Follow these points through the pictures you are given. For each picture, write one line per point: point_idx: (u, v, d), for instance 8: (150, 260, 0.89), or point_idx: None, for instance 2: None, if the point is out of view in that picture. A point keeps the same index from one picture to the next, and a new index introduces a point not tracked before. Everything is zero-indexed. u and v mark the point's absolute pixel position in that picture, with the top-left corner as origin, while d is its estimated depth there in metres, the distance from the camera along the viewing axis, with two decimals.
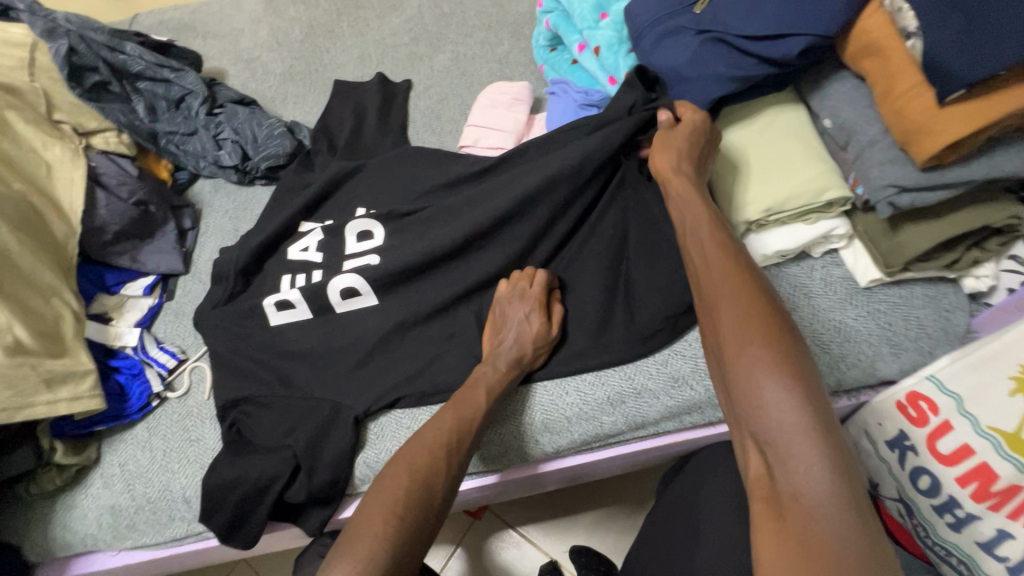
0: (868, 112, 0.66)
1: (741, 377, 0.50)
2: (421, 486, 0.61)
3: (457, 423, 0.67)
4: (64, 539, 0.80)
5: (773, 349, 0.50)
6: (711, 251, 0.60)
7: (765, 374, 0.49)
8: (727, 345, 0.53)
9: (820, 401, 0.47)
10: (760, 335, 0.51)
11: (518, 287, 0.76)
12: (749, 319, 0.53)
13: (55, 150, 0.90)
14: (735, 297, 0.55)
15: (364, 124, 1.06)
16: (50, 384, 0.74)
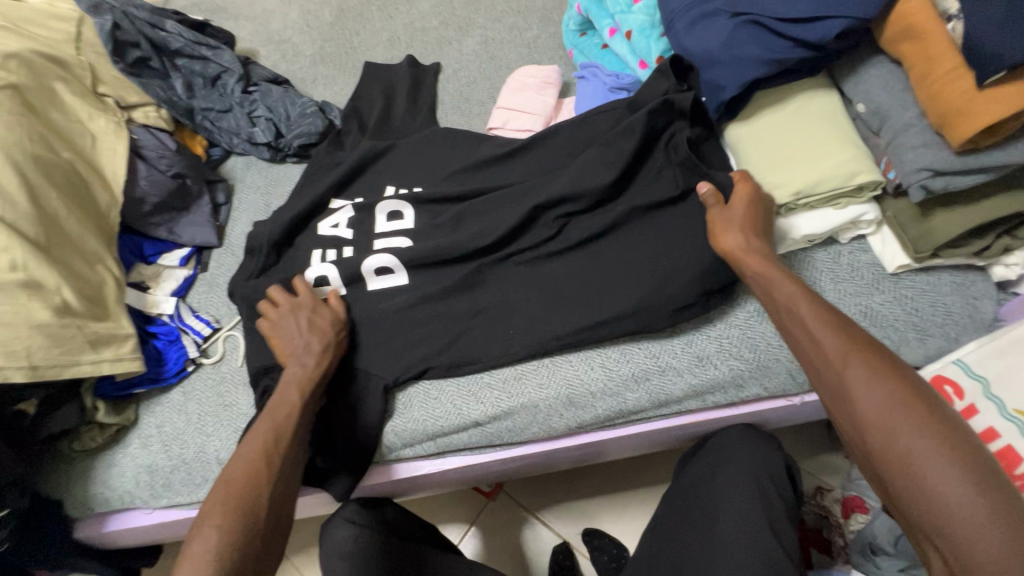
0: (904, 97, 0.67)
1: (906, 470, 0.51)
2: (246, 495, 0.63)
3: (274, 429, 0.69)
4: (102, 495, 0.83)
5: (937, 434, 0.50)
6: (821, 320, 0.59)
7: (940, 466, 0.49)
8: (877, 435, 0.53)
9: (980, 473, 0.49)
10: (914, 421, 0.52)
11: (303, 300, 0.81)
12: (897, 403, 0.53)
13: (99, 122, 0.93)
14: (869, 378, 0.54)
15: (393, 105, 1.08)
16: (95, 345, 0.77)
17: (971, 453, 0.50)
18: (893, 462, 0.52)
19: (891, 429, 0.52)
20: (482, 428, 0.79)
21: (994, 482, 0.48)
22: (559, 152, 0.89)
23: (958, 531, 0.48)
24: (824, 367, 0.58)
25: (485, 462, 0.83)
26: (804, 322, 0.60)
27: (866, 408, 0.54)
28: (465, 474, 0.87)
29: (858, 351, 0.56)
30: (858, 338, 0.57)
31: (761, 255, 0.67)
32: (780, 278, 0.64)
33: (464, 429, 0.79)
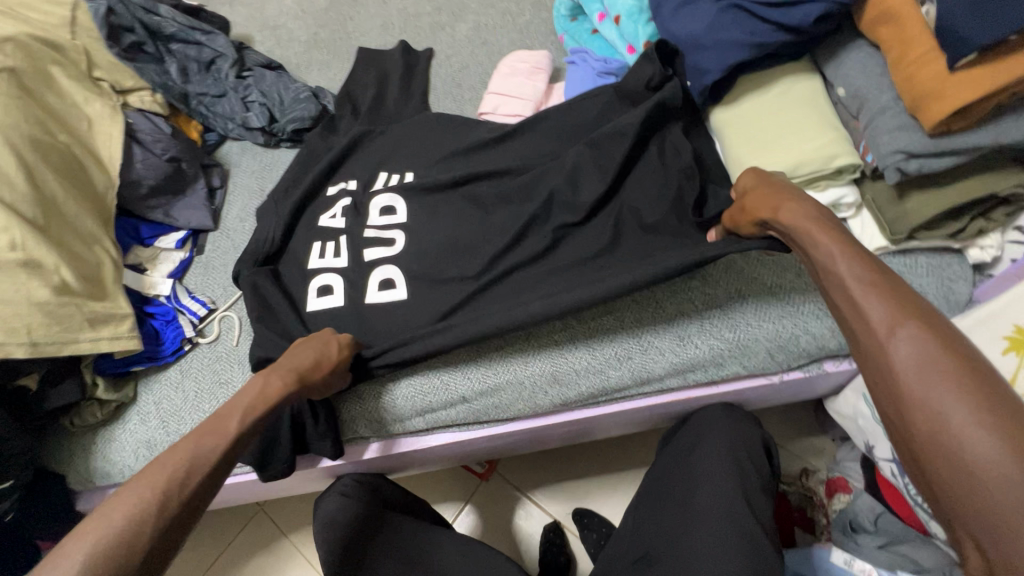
0: (882, 80, 0.68)
1: (941, 439, 0.44)
2: (124, 542, 0.51)
3: (193, 455, 0.59)
4: (103, 469, 0.86)
5: (983, 403, 0.44)
6: (867, 278, 0.54)
7: (989, 450, 0.42)
8: (917, 408, 0.46)
9: None
10: (959, 390, 0.45)
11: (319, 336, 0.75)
12: (936, 367, 0.46)
13: (95, 106, 0.94)
14: (913, 340, 0.48)
15: (386, 89, 1.09)
16: (93, 324, 0.80)
17: None
18: (931, 437, 0.45)
19: (934, 403, 0.45)
20: (469, 404, 0.81)
21: None
22: (547, 136, 0.91)
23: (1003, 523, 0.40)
24: (866, 335, 0.51)
25: (472, 439, 0.86)
26: (846, 285, 0.55)
27: (907, 377, 0.48)
28: (455, 450, 0.90)
29: (908, 317, 0.50)
30: (905, 304, 0.51)
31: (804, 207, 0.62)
32: (823, 237, 0.58)
33: (452, 405, 0.81)
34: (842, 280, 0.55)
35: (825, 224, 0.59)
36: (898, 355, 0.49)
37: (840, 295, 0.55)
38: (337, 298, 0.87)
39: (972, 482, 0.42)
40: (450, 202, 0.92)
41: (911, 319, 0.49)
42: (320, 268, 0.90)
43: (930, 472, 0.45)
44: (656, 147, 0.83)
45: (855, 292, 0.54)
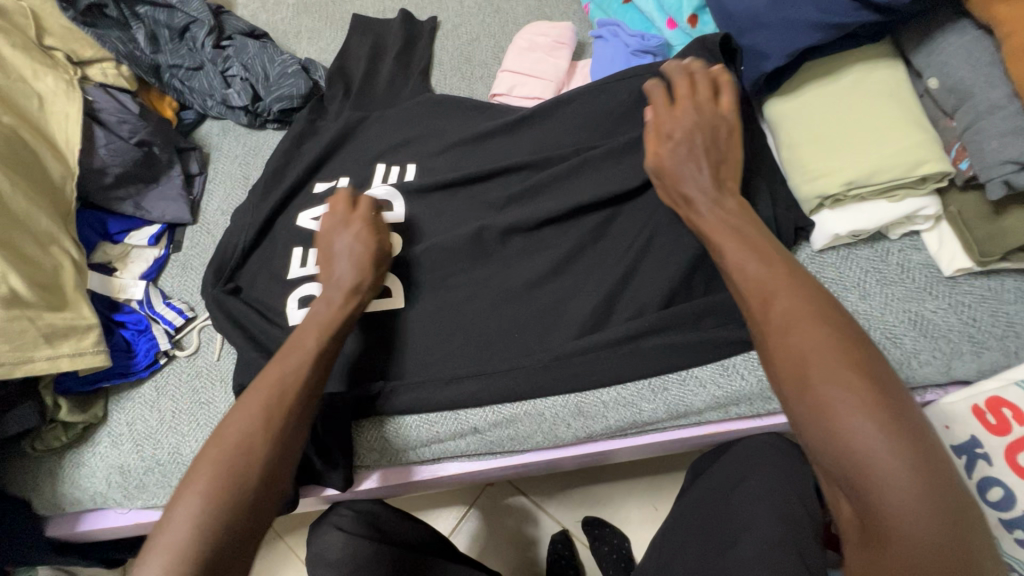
0: (992, 72, 0.57)
1: (817, 417, 0.43)
2: (235, 483, 0.51)
3: (279, 388, 0.56)
4: (72, 496, 0.77)
5: (852, 376, 0.43)
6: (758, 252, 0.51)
7: (858, 415, 0.41)
8: (793, 385, 0.45)
9: (900, 416, 0.41)
10: (836, 364, 0.44)
11: (338, 213, 0.70)
12: (813, 344, 0.45)
13: (47, 80, 0.81)
14: (792, 316, 0.47)
15: (386, 65, 0.96)
16: (50, 339, 0.69)
17: (890, 397, 0.42)
18: (803, 407, 0.44)
19: (821, 375, 0.44)
20: (481, 435, 0.72)
21: (908, 428, 0.41)
22: (569, 126, 0.79)
23: (867, 481, 0.40)
24: (754, 309, 0.50)
25: (485, 469, 0.77)
26: (736, 261, 0.52)
27: (783, 356, 0.46)
28: (462, 479, 0.81)
29: (790, 294, 0.48)
30: (784, 276, 0.49)
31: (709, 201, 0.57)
32: (719, 224, 0.55)
33: (462, 435, 0.72)
34: (732, 259, 0.53)
35: (724, 215, 0.56)
36: (780, 333, 0.47)
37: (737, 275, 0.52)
38: None
39: (840, 451, 0.42)
40: (459, 199, 0.80)
41: (790, 291, 0.48)
42: (302, 278, 0.79)
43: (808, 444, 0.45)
44: None
45: (751, 271, 0.51)
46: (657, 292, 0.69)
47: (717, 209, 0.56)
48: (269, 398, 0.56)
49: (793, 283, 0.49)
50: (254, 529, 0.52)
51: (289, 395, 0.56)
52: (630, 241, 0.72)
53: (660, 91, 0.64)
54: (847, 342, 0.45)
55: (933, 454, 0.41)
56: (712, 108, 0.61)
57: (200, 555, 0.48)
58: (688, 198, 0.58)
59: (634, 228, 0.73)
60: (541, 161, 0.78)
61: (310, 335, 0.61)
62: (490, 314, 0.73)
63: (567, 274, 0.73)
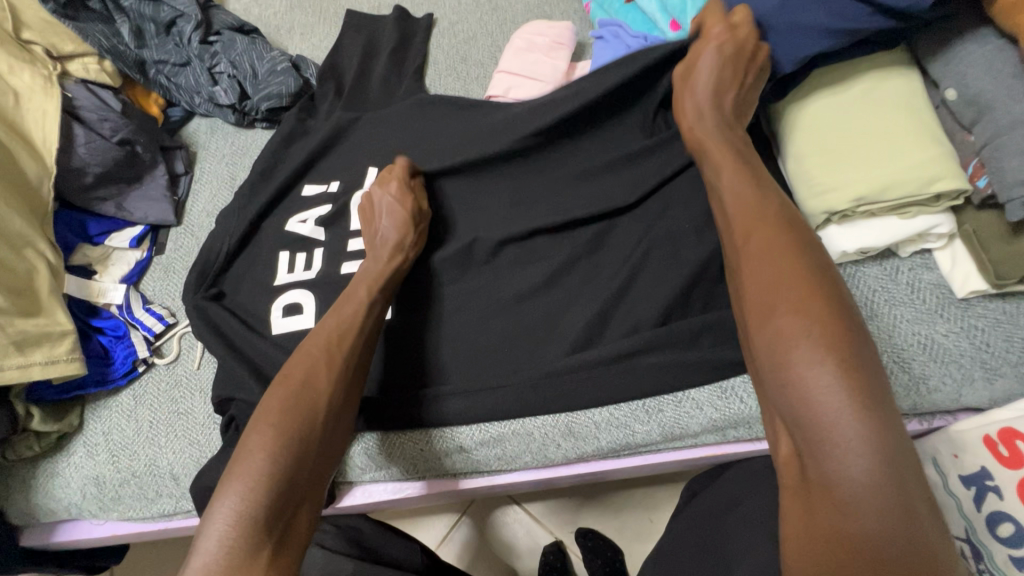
0: (1014, 83, 0.53)
1: (770, 339, 0.42)
2: (306, 407, 0.55)
3: (338, 327, 0.61)
4: (47, 506, 0.75)
5: (812, 304, 0.42)
6: (746, 186, 0.51)
7: (810, 344, 0.40)
8: (755, 312, 0.45)
9: (853, 346, 0.40)
10: (797, 292, 0.43)
11: (381, 178, 0.72)
12: (780, 272, 0.44)
13: (23, 76, 0.78)
14: (767, 247, 0.46)
15: (378, 64, 0.93)
16: (21, 347, 0.67)
17: (847, 330, 0.40)
18: (760, 333, 0.44)
19: (781, 305, 0.43)
20: (468, 453, 0.70)
21: (860, 359, 0.39)
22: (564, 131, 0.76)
23: (805, 403, 0.39)
24: (732, 247, 0.50)
25: (472, 488, 0.75)
26: (724, 198, 0.52)
27: (750, 285, 0.46)
28: (450, 495, 0.79)
29: (767, 225, 0.47)
30: (767, 211, 0.48)
31: (718, 124, 0.57)
32: (719, 152, 0.55)
33: (447, 454, 0.70)
34: (724, 193, 0.52)
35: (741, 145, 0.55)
36: (751, 263, 0.46)
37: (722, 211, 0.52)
38: (307, 318, 0.74)
39: (785, 373, 0.41)
40: (450, 206, 0.77)
41: (764, 227, 0.47)
42: (288, 284, 0.77)
43: (758, 370, 0.44)
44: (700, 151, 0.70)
45: (736, 202, 0.50)
46: (653, 309, 0.66)
47: (725, 132, 0.56)
48: (328, 341, 0.60)
49: (774, 216, 0.48)
50: (319, 462, 0.55)
51: (350, 336, 0.61)
52: (626, 254, 0.69)
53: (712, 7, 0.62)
54: (816, 274, 0.44)
55: (882, 393, 0.38)
56: (747, 29, 0.58)
57: (274, 484, 0.50)
58: (696, 115, 0.58)
59: (631, 241, 0.70)
60: (536, 168, 0.74)
61: (359, 288, 0.65)
62: (480, 327, 0.70)
63: (558, 284, 0.70)
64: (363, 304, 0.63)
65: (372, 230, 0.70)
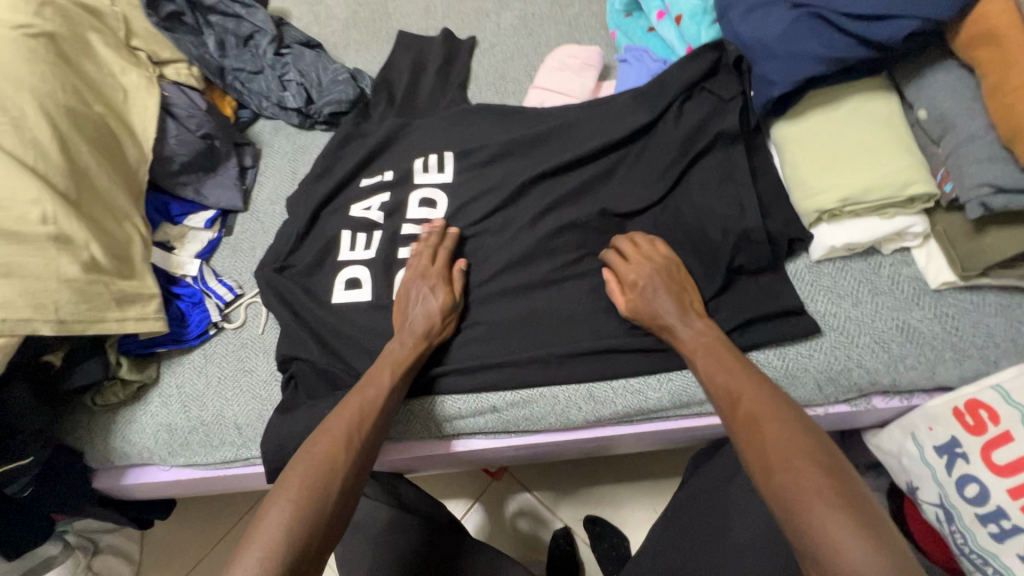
0: (972, 106, 0.64)
1: (792, 501, 0.53)
2: (318, 488, 0.62)
3: (361, 403, 0.69)
4: (122, 450, 0.84)
5: (817, 473, 0.53)
6: (732, 372, 0.64)
7: (817, 496, 0.52)
8: (773, 478, 0.55)
9: (857, 503, 0.52)
10: (804, 464, 0.54)
11: (418, 267, 0.81)
12: (786, 448, 0.56)
13: (131, 76, 0.91)
14: (769, 426, 0.58)
15: (426, 78, 1.05)
16: (120, 303, 0.77)
17: (847, 491, 0.52)
18: (781, 496, 0.54)
19: (787, 464, 0.55)
20: (498, 414, 0.79)
21: (864, 514, 0.51)
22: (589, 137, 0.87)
23: (833, 556, 0.49)
24: (735, 421, 0.61)
25: (498, 448, 0.84)
26: (717, 379, 0.65)
27: (765, 455, 0.57)
28: (476, 457, 0.88)
29: (764, 407, 0.60)
30: (763, 391, 0.61)
31: (683, 327, 0.70)
32: (697, 344, 0.68)
33: (481, 413, 0.79)
34: (716, 376, 0.65)
35: (717, 338, 0.68)
36: (761, 435, 0.58)
37: (719, 389, 0.64)
38: (365, 292, 0.86)
39: (812, 531, 0.51)
40: (489, 200, 0.88)
41: (754, 395, 0.61)
42: (348, 260, 0.88)
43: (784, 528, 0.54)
44: (709, 159, 0.81)
45: (733, 386, 0.63)
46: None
47: (690, 328, 0.70)
48: (350, 420, 0.67)
49: (769, 398, 0.60)
50: (338, 524, 0.62)
51: (370, 412, 0.69)
52: None
53: (613, 256, 0.77)
54: (810, 444, 0.56)
55: (882, 531, 0.50)
56: (659, 250, 0.76)
57: (283, 556, 0.57)
58: (663, 323, 0.71)
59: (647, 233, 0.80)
60: (565, 169, 0.86)
61: (385, 369, 0.72)
62: (515, 303, 0.80)
63: (582, 270, 0.81)
64: (391, 379, 0.72)
65: (399, 321, 0.78)
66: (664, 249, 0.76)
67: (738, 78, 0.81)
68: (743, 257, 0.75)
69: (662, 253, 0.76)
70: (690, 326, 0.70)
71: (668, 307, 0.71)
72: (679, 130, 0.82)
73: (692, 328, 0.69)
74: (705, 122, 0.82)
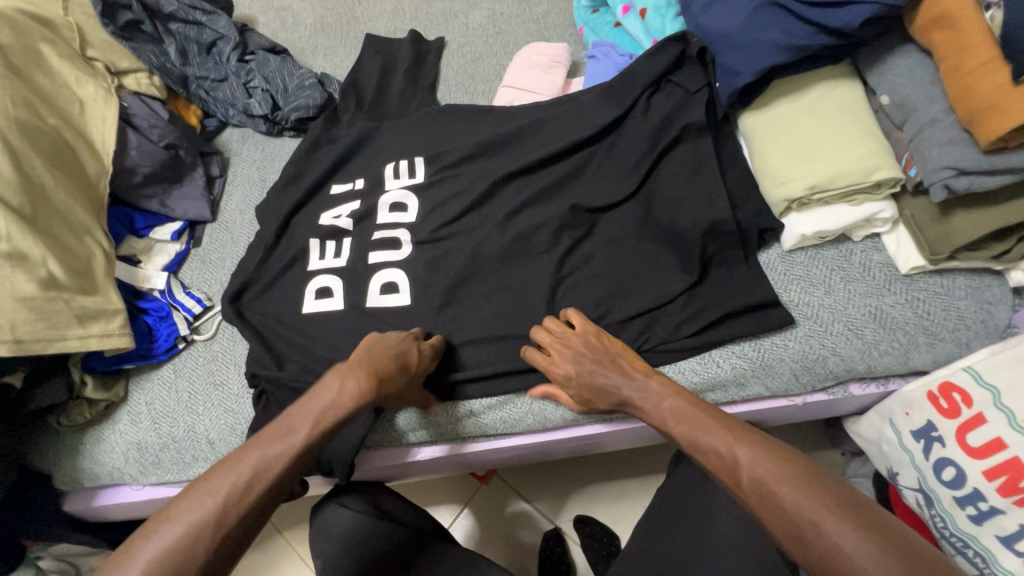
0: (931, 89, 0.64)
1: (845, 566, 0.47)
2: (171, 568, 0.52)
3: (259, 461, 0.59)
4: (92, 471, 0.82)
5: (851, 519, 0.49)
6: (720, 430, 0.59)
7: (864, 548, 0.47)
8: (813, 541, 0.50)
9: (900, 540, 0.48)
10: (833, 513, 0.50)
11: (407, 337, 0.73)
12: (810, 500, 0.51)
13: (88, 87, 0.89)
14: (781, 481, 0.53)
15: (394, 81, 1.04)
16: (82, 320, 0.75)
17: (882, 528, 0.48)
18: (830, 561, 0.48)
19: (819, 522, 0.50)
20: (476, 418, 0.78)
21: (912, 550, 0.47)
22: (558, 135, 0.86)
23: None
24: (744, 486, 0.55)
25: (481, 452, 0.83)
26: (709, 441, 0.59)
27: (794, 517, 0.51)
28: (459, 461, 0.87)
29: (767, 460, 0.55)
30: (757, 443, 0.57)
31: (639, 399, 0.67)
32: (655, 414, 0.65)
33: (459, 417, 0.78)
34: (705, 439, 0.60)
35: (676, 395, 0.65)
36: (778, 496, 0.52)
37: (713, 453, 0.59)
38: (337, 301, 0.84)
39: None
40: (459, 201, 0.86)
41: (751, 454, 0.56)
42: (319, 269, 0.86)
43: None
44: (676, 152, 0.80)
45: (724, 447, 0.58)
46: (650, 297, 0.74)
47: (644, 395, 0.67)
48: (235, 487, 0.57)
49: (765, 447, 0.56)
50: None
51: (262, 480, 0.58)
52: (613, 240, 0.79)
53: (533, 353, 0.73)
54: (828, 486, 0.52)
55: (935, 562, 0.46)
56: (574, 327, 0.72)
57: None
58: (625, 399, 0.68)
59: (619, 229, 0.80)
60: (535, 168, 0.85)
61: (298, 430, 0.62)
62: (488, 304, 0.79)
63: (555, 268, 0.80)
64: (299, 441, 0.61)
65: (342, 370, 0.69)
66: (576, 318, 0.73)
67: (703, 70, 0.81)
68: (714, 249, 0.74)
69: (576, 330, 0.72)
70: (642, 393, 0.67)
71: (615, 381, 0.68)
72: (645, 125, 0.82)
73: (642, 394, 0.67)
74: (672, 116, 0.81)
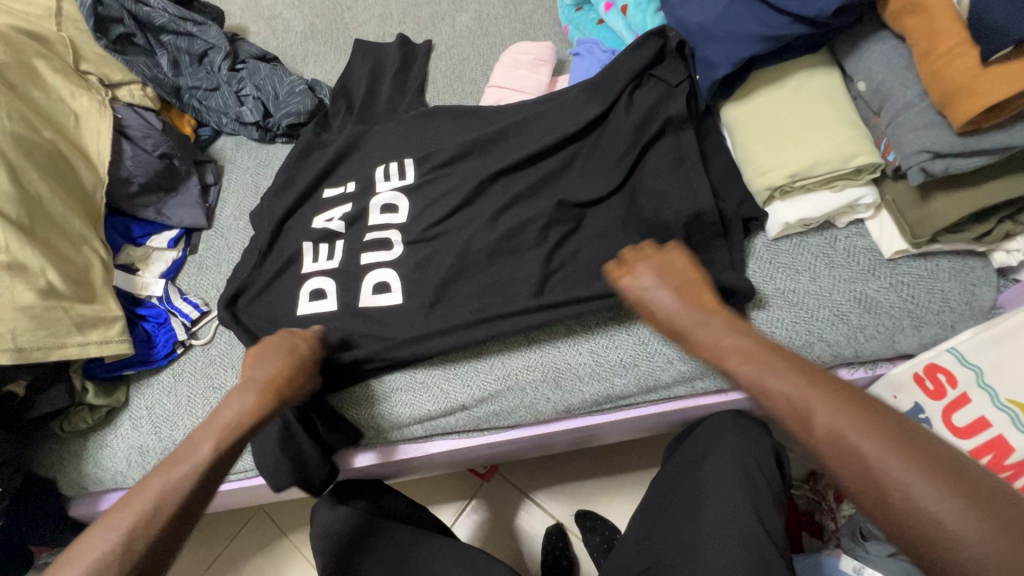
0: (906, 74, 0.65)
1: (931, 528, 0.41)
2: None
3: (164, 485, 0.59)
4: (96, 476, 0.84)
5: (947, 478, 0.42)
6: (788, 375, 0.51)
7: (956, 512, 0.41)
8: (894, 499, 0.43)
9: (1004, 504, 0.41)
10: (925, 470, 0.43)
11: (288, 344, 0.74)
12: (896, 454, 0.44)
13: (82, 100, 0.92)
14: (864, 431, 0.46)
15: (383, 84, 1.05)
16: (82, 327, 0.77)
17: (981, 490, 0.42)
18: (911, 521, 0.42)
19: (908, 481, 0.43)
20: (469, 412, 0.81)
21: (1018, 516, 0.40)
22: (543, 132, 0.87)
23: None
24: (811, 433, 0.48)
25: (476, 447, 0.86)
26: (773, 384, 0.52)
27: (871, 472, 0.44)
28: (454, 457, 0.90)
29: (845, 409, 0.47)
30: (834, 389, 0.49)
31: (706, 327, 0.59)
32: (715, 346, 0.58)
33: (451, 413, 0.81)
34: (770, 382, 0.52)
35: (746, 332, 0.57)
36: (857, 448, 0.45)
37: (779, 398, 0.51)
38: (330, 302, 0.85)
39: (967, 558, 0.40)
40: (448, 200, 0.87)
41: (826, 401, 0.48)
42: (312, 272, 0.88)
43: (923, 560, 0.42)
44: (660, 145, 0.81)
45: (795, 390, 0.50)
46: None
47: (703, 326, 0.60)
48: (140, 515, 0.57)
49: (843, 396, 0.48)
50: None
51: (169, 504, 0.58)
52: (599, 234, 0.80)
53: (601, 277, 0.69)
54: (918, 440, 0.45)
55: None
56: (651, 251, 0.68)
57: None
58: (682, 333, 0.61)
59: (605, 223, 0.81)
60: (522, 165, 0.86)
61: (202, 444, 0.63)
62: (478, 300, 0.80)
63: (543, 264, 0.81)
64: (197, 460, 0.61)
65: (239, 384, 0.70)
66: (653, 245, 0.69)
67: (683, 63, 0.82)
68: (699, 239, 0.75)
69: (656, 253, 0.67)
70: (712, 322, 0.59)
71: (675, 310, 0.62)
72: (628, 120, 0.82)
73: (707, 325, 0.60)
74: (654, 110, 0.82)
